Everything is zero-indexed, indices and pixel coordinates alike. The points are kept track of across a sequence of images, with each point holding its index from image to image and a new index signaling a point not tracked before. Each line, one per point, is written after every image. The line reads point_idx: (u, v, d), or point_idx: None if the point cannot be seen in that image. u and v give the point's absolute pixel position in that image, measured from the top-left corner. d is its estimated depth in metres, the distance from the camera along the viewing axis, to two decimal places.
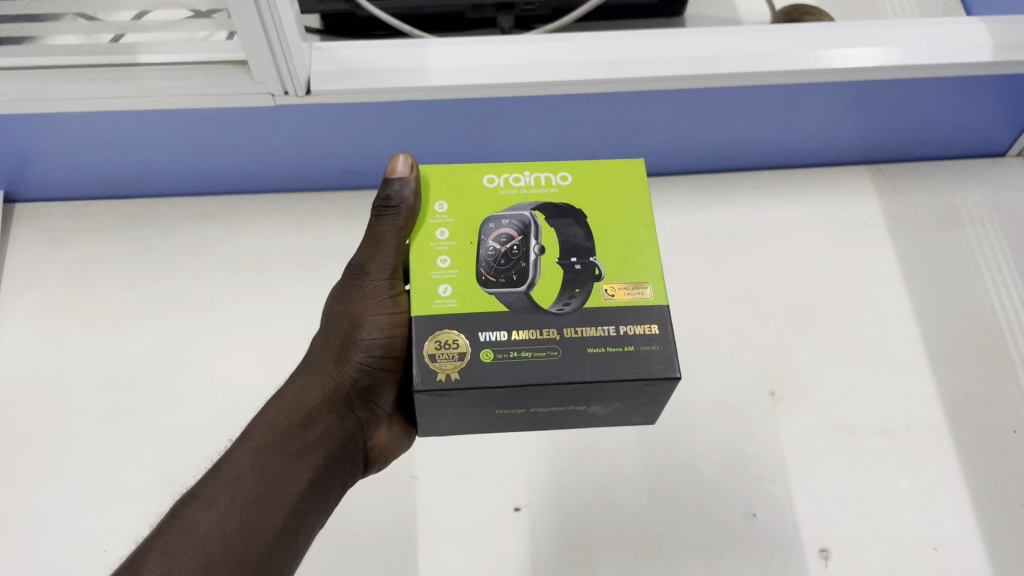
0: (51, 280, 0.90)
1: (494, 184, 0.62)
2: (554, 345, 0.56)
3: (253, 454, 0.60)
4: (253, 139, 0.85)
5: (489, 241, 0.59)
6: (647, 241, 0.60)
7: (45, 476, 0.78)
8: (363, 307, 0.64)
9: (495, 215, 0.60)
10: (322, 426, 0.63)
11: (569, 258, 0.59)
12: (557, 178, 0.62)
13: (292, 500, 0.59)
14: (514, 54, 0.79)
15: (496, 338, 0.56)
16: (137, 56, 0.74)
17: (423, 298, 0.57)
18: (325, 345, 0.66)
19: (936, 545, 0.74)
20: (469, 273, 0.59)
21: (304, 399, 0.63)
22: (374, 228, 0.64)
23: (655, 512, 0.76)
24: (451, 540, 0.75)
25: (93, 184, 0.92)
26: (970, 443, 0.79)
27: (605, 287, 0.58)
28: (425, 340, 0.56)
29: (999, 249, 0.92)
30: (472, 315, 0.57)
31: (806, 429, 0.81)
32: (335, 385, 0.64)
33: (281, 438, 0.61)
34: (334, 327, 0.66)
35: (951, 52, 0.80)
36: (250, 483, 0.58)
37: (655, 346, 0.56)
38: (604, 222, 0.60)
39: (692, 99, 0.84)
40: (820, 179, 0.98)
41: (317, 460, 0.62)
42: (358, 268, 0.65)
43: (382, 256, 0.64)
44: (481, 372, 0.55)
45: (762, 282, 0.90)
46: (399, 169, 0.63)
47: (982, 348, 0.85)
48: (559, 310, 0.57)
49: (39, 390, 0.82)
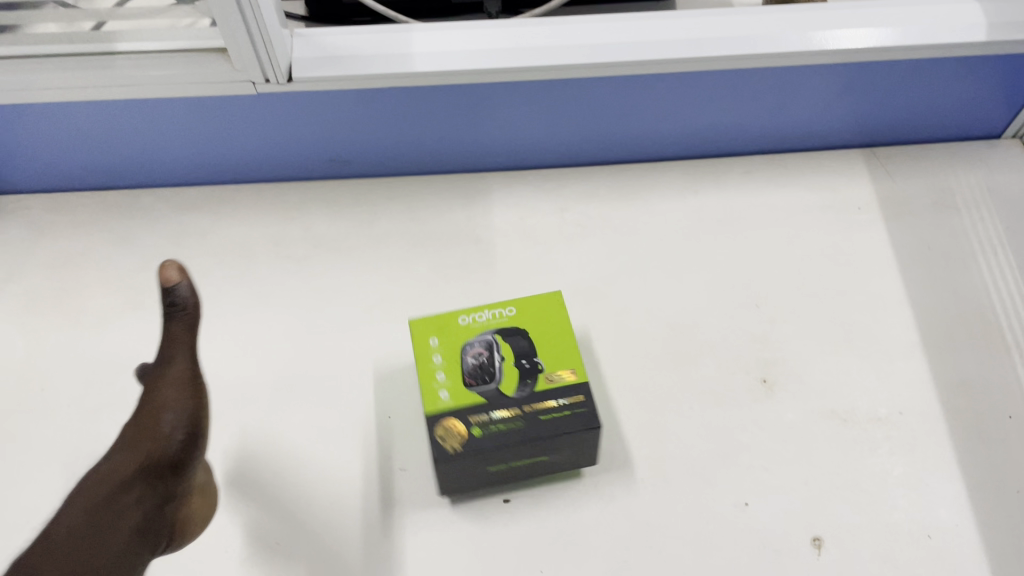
0: (33, 273, 0.88)
1: (466, 321, 0.74)
2: (519, 420, 0.68)
3: (72, 520, 0.60)
4: (236, 128, 0.84)
5: (467, 356, 0.71)
6: (571, 348, 0.73)
7: (24, 471, 0.76)
8: (166, 392, 0.68)
9: (470, 339, 0.72)
10: (137, 490, 0.64)
11: (520, 359, 0.71)
12: (507, 311, 0.75)
13: (100, 567, 0.58)
14: (500, 39, 0.78)
15: (484, 419, 0.68)
16: (114, 44, 0.73)
17: (425, 396, 0.66)
18: (134, 428, 0.68)
19: (930, 532, 0.73)
20: (458, 376, 0.70)
21: (116, 472, 0.64)
22: (170, 333, 0.71)
23: (645, 502, 0.75)
24: (438, 530, 0.73)
25: (76, 176, 0.91)
26: (965, 428, 0.78)
27: (549, 376, 0.71)
28: (434, 428, 0.68)
29: (993, 233, 0.91)
30: (466, 410, 0.68)
31: (799, 417, 0.79)
32: (150, 455, 0.65)
33: (98, 504, 0.62)
34: (138, 414, 0.68)
35: (945, 33, 0.79)
36: (71, 545, 0.58)
37: (585, 407, 0.69)
38: (544, 341, 0.73)
39: (682, 83, 0.83)
40: (814, 164, 0.96)
41: (133, 518, 0.62)
42: (160, 364, 0.70)
43: (183, 351, 0.70)
44: (476, 444, 0.67)
45: (755, 269, 0.89)
46: (171, 276, 0.72)
47: (976, 333, 0.84)
48: (520, 396, 0.70)
49: (20, 384, 0.81)
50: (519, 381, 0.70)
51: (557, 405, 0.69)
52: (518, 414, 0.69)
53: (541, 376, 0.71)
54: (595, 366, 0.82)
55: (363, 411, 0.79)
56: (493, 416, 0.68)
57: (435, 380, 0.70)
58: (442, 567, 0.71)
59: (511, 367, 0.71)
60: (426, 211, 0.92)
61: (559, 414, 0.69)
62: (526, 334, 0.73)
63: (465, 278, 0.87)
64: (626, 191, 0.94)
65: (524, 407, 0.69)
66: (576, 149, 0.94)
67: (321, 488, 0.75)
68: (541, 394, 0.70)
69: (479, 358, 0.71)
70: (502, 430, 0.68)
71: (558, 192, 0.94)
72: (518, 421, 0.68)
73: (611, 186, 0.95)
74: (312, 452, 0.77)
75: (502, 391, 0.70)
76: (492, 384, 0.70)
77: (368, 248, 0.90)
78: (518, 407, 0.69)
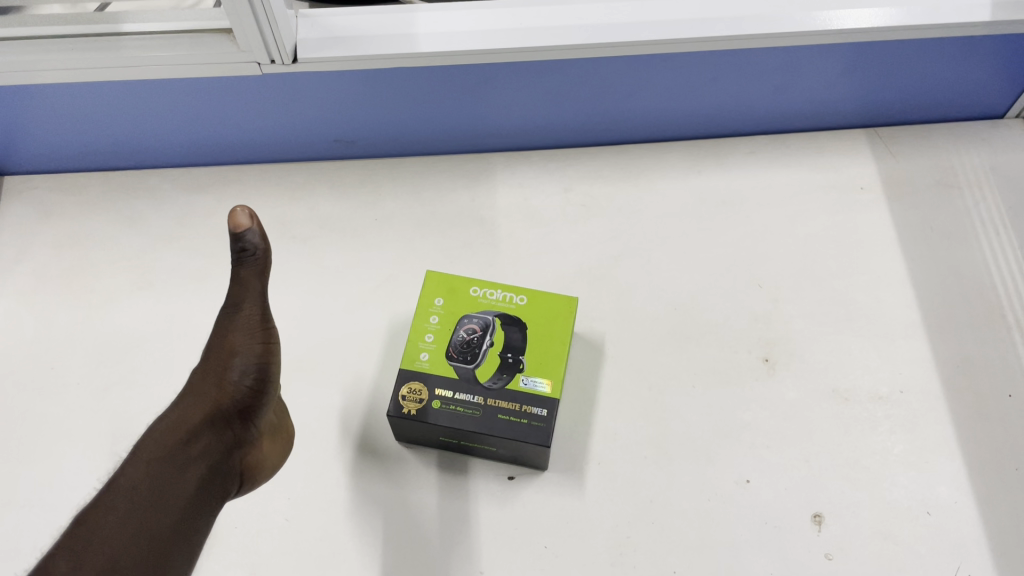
0: (41, 253, 0.89)
1: (475, 295, 0.76)
2: (477, 407, 0.71)
3: (144, 466, 0.58)
4: (243, 108, 0.85)
5: (461, 329, 0.73)
6: (559, 353, 0.73)
7: (35, 448, 0.77)
8: (237, 336, 0.65)
9: (469, 314, 0.74)
10: (205, 441, 0.62)
11: (506, 352, 0.73)
12: (518, 298, 0.75)
13: (175, 509, 0.57)
14: (506, 20, 0.78)
15: (446, 394, 0.71)
16: (121, 24, 0.75)
17: (408, 355, 0.73)
18: (200, 373, 0.66)
19: (929, 509, 0.74)
20: (443, 347, 0.73)
21: (184, 420, 0.62)
22: (238, 277, 0.65)
23: (649, 479, 0.75)
24: (443, 507, 0.74)
25: (83, 157, 0.92)
26: (965, 407, 0.79)
27: (525, 377, 0.71)
28: (401, 386, 0.71)
29: (996, 213, 0.91)
30: (438, 379, 0.72)
31: (801, 396, 0.80)
32: (216, 404, 0.64)
33: (167, 455, 0.59)
34: (208, 358, 0.66)
35: (949, 12, 0.79)
36: (144, 495, 0.56)
37: (541, 423, 0.70)
38: (539, 335, 0.73)
39: (687, 63, 0.83)
40: (817, 143, 0.97)
41: (200, 470, 0.60)
42: (229, 307, 0.66)
43: (253, 298, 0.66)
44: (429, 415, 0.70)
45: (757, 250, 0.89)
46: (241, 221, 0.62)
47: (978, 312, 0.85)
48: (490, 386, 0.71)
49: (30, 362, 0.82)
50: (497, 370, 0.72)
51: (521, 409, 0.70)
52: (481, 403, 0.71)
53: (518, 374, 0.72)
54: (599, 346, 0.83)
55: (369, 390, 0.80)
56: (458, 396, 0.71)
57: (423, 340, 0.74)
58: (448, 543, 0.72)
59: (495, 355, 0.72)
60: (430, 191, 0.93)
61: (521, 421, 0.70)
62: (524, 327, 0.74)
63: (469, 258, 0.88)
64: (629, 172, 0.95)
65: (489, 398, 0.71)
66: (579, 129, 0.94)
67: (328, 465, 0.76)
68: (511, 391, 0.71)
69: (470, 335, 0.73)
70: (461, 412, 0.71)
71: (562, 173, 0.95)
72: (478, 408, 0.71)
73: (614, 167, 0.95)
74: (318, 430, 0.78)
75: (477, 376, 0.72)
76: (470, 365, 0.72)
77: (373, 229, 0.90)
78: (485, 396, 0.71)
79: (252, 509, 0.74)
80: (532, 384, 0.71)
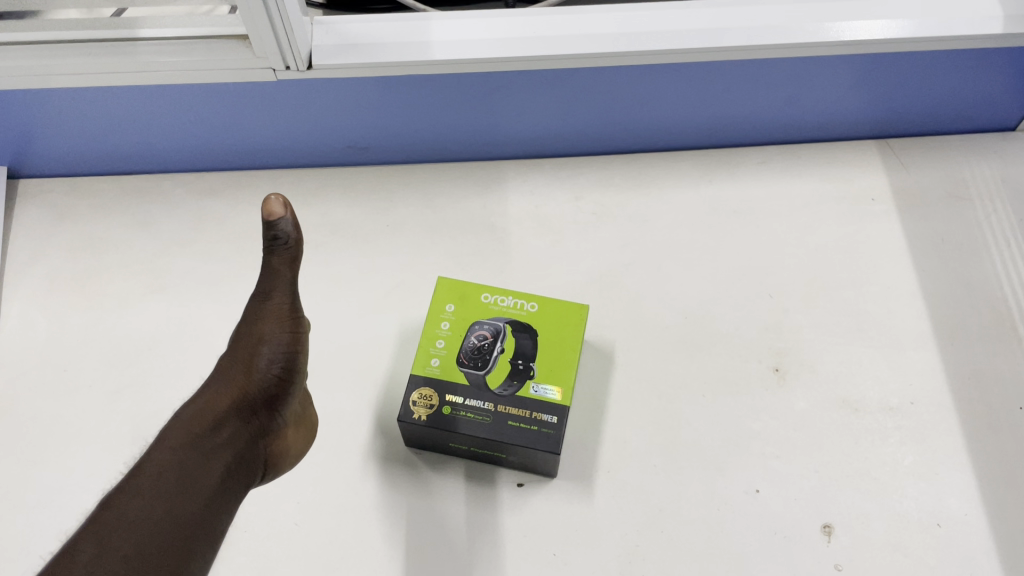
0: (55, 256, 0.90)
1: (487, 301, 0.76)
2: (488, 414, 0.71)
3: (172, 452, 0.58)
4: (256, 114, 0.85)
5: (472, 336, 0.74)
6: (570, 360, 0.73)
7: (47, 451, 0.77)
8: (265, 325, 0.67)
9: (479, 321, 0.75)
10: (231, 428, 0.63)
11: (517, 359, 0.73)
12: (529, 305, 0.76)
13: (201, 496, 0.57)
14: (519, 28, 0.79)
15: (458, 400, 0.71)
16: (137, 30, 0.74)
17: (419, 361, 0.73)
18: (228, 359, 0.67)
19: (939, 521, 0.74)
20: (454, 353, 0.73)
21: (211, 408, 0.63)
22: (270, 265, 0.66)
23: (658, 487, 0.75)
24: (453, 513, 0.74)
25: (96, 161, 0.92)
26: (975, 418, 0.79)
27: (535, 384, 0.72)
28: (412, 391, 0.72)
29: (1007, 225, 0.91)
30: (449, 384, 0.72)
31: (811, 406, 0.80)
32: (243, 391, 0.65)
33: (194, 442, 0.60)
34: (235, 346, 0.67)
35: (960, 23, 0.79)
36: (172, 481, 0.57)
37: (551, 430, 0.70)
38: (549, 342, 0.74)
39: (697, 73, 0.84)
40: (828, 154, 0.97)
41: (227, 458, 0.61)
42: (259, 295, 0.67)
43: (282, 287, 0.67)
44: (439, 420, 0.71)
45: (768, 260, 0.89)
46: (274, 209, 0.64)
47: (989, 324, 0.85)
48: (501, 392, 0.71)
49: (42, 365, 0.82)
50: (507, 377, 0.72)
51: (531, 416, 0.71)
52: (491, 409, 0.71)
53: (528, 381, 0.72)
54: (609, 354, 0.83)
55: (378, 395, 0.80)
56: (469, 402, 0.71)
57: (434, 346, 0.74)
58: (457, 549, 0.72)
59: (505, 361, 0.72)
60: (441, 198, 0.93)
61: (532, 427, 0.70)
62: (535, 334, 0.74)
63: (480, 264, 0.88)
64: (640, 180, 0.95)
65: (499, 405, 0.71)
66: (591, 137, 0.95)
67: (337, 470, 0.76)
68: (521, 398, 0.71)
69: (481, 341, 0.73)
70: (471, 418, 0.71)
71: (573, 181, 0.95)
72: (489, 415, 0.71)
73: (625, 176, 0.95)
74: (328, 435, 0.78)
75: (487, 382, 0.72)
76: (480, 371, 0.72)
77: (385, 234, 0.91)
78: (495, 403, 0.71)
79: (261, 514, 0.74)
80: (543, 391, 0.71)
